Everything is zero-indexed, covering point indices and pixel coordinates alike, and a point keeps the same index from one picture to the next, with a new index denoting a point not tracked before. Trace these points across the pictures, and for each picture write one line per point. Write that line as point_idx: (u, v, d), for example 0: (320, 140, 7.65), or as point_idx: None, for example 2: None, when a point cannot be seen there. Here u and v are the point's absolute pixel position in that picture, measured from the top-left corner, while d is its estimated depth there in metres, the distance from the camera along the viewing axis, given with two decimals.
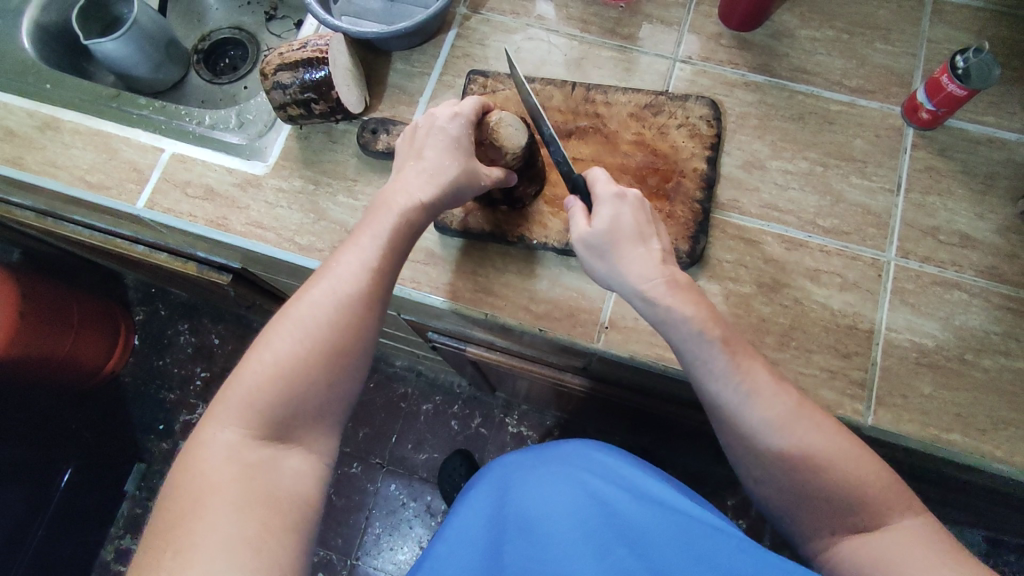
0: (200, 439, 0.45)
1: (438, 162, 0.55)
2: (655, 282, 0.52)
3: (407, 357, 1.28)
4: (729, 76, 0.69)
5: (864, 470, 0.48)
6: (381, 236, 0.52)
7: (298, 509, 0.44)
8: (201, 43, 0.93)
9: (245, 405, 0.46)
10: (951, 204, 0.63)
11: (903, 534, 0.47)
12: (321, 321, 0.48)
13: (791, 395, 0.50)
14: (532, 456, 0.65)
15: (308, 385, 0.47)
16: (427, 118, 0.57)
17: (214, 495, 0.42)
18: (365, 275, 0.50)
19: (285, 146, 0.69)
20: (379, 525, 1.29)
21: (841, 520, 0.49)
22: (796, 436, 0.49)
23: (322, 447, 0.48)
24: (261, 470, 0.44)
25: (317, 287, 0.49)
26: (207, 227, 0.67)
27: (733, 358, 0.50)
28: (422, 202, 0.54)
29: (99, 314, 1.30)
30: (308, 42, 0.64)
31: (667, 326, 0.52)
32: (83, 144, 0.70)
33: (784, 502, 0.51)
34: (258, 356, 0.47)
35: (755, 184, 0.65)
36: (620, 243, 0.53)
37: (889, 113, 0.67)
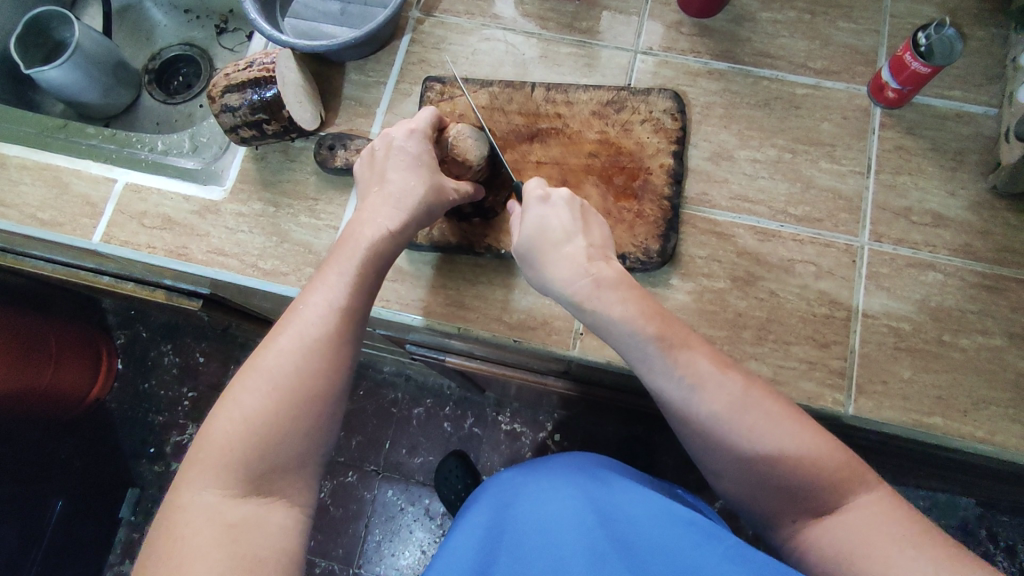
0: (176, 503, 0.43)
1: (401, 185, 0.54)
2: (580, 282, 0.53)
3: (394, 363, 1.27)
4: (691, 65, 0.68)
5: (820, 454, 0.47)
6: (349, 272, 0.51)
7: (283, 567, 0.42)
8: (152, 62, 0.90)
9: (221, 463, 0.44)
10: (922, 183, 0.62)
11: (863, 514, 0.46)
12: (290, 368, 0.47)
13: (737, 382, 0.50)
14: (528, 475, 0.66)
15: (283, 436, 0.45)
16: (383, 140, 0.56)
17: (195, 561, 0.40)
18: (333, 316, 0.49)
19: (241, 168, 0.67)
20: (379, 533, 1.29)
21: (801, 505, 0.48)
22: (745, 428, 0.48)
23: (304, 499, 0.47)
24: (243, 529, 0.42)
25: (284, 334, 0.48)
26: (168, 258, 0.65)
27: (670, 352, 0.50)
28: (390, 230, 0.53)
29: (78, 343, 1.27)
30: (254, 60, 0.61)
31: (603, 325, 0.53)
32: (32, 179, 0.67)
33: (745, 493, 0.50)
34: (226, 413, 0.45)
35: (723, 175, 0.64)
36: (545, 246, 0.54)
37: (855, 93, 0.65)
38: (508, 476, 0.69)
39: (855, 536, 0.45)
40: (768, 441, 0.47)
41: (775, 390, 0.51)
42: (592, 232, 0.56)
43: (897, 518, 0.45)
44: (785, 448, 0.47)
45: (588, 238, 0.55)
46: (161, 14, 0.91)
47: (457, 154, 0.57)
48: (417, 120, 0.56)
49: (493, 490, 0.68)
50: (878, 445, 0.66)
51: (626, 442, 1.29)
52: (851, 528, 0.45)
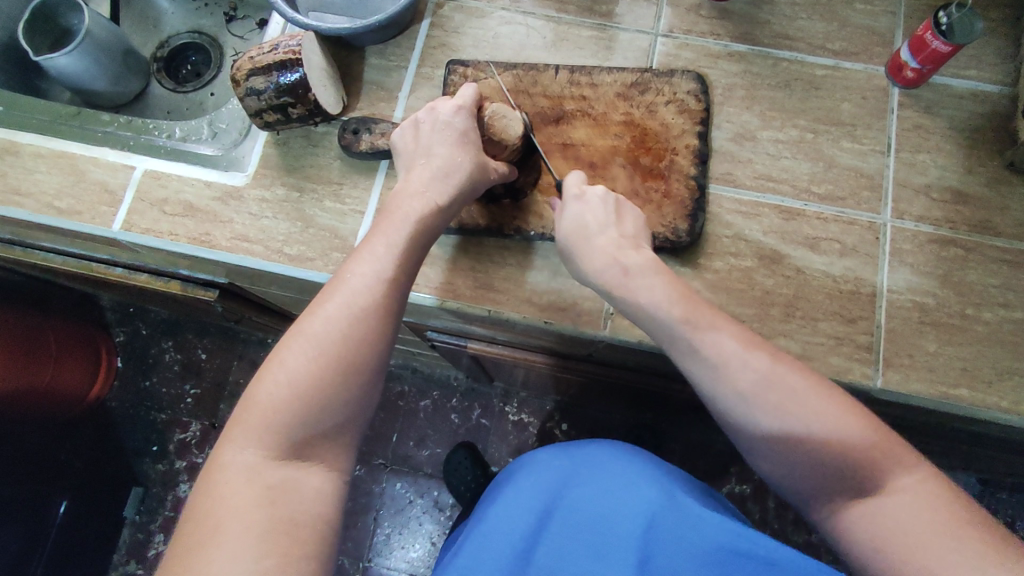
0: (218, 462, 0.44)
1: (448, 160, 0.54)
2: (610, 270, 0.54)
3: (401, 355, 1.26)
4: (712, 47, 0.68)
5: (852, 434, 0.48)
6: (394, 242, 0.51)
7: (320, 534, 0.43)
8: (159, 50, 0.88)
9: (263, 426, 0.44)
10: (941, 161, 0.63)
11: (906, 495, 0.46)
12: (337, 335, 0.46)
13: (764, 360, 0.50)
14: (564, 457, 0.65)
15: (325, 402, 0.45)
16: (429, 113, 0.56)
17: (235, 522, 0.41)
18: (378, 286, 0.49)
19: (263, 154, 0.66)
20: (388, 525, 1.28)
21: (840, 486, 0.49)
22: (771, 406, 0.49)
23: (342, 464, 0.47)
24: (282, 493, 0.43)
25: (330, 301, 0.48)
26: (191, 245, 0.64)
27: (697, 334, 0.51)
28: (437, 205, 0.53)
29: (78, 340, 1.25)
30: (280, 43, 0.61)
31: (639, 312, 0.54)
32: (48, 167, 0.66)
33: (786, 477, 0.51)
34: (272, 375, 0.45)
35: (747, 155, 0.64)
36: (580, 241, 0.56)
37: (874, 74, 0.66)
38: (541, 453, 0.68)
39: (900, 522, 0.46)
40: (802, 418, 0.48)
41: (805, 366, 0.51)
42: (624, 222, 0.57)
43: (939, 502, 0.46)
44: (812, 426, 0.48)
45: (618, 227, 0.56)
46: (167, 1, 0.89)
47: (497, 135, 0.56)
48: (464, 96, 0.56)
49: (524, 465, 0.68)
50: (897, 420, 0.67)
51: (635, 429, 1.30)
52: (891, 513, 0.46)
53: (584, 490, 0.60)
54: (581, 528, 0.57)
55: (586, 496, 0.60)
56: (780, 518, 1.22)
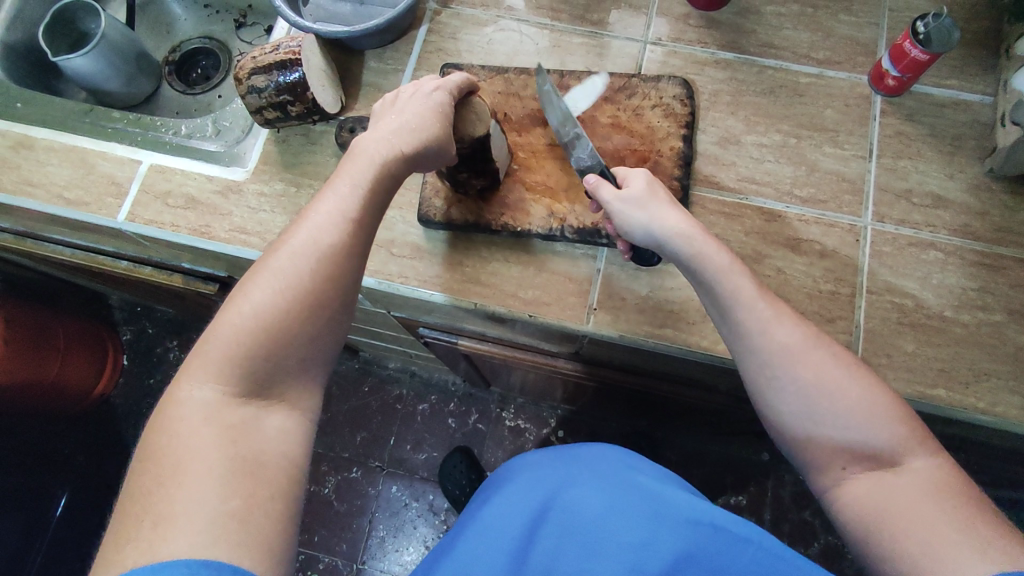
0: (174, 398, 0.44)
1: (418, 117, 0.52)
2: (683, 225, 0.54)
3: (399, 357, 1.28)
4: (699, 55, 0.70)
5: (883, 405, 0.49)
6: (361, 182, 0.51)
7: (285, 471, 0.44)
8: (172, 54, 0.92)
9: (224, 362, 0.45)
10: (921, 167, 0.65)
11: (920, 475, 0.47)
12: (303, 271, 0.47)
13: (804, 326, 0.51)
14: (561, 461, 0.67)
15: (288, 337, 0.46)
16: (412, 87, 0.56)
17: (194, 459, 0.41)
18: (344, 226, 0.49)
19: (263, 150, 0.69)
20: (383, 528, 1.29)
21: (862, 454, 0.48)
22: (814, 366, 0.49)
23: (305, 405, 0.48)
24: (242, 430, 0.43)
25: (295, 236, 0.48)
26: (191, 236, 0.67)
27: (759, 289, 0.52)
28: (401, 152, 0.51)
29: (88, 337, 1.28)
30: (281, 44, 0.64)
31: (700, 265, 0.53)
32: (59, 161, 0.69)
33: (795, 439, 0.51)
34: (235, 309, 0.46)
35: (731, 159, 0.66)
36: (653, 199, 0.55)
37: (857, 82, 0.68)
38: (534, 456, 0.70)
39: (908, 499, 0.46)
40: (802, 372, 0.49)
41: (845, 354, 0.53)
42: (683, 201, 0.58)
43: (950, 490, 0.46)
44: (825, 379, 0.49)
45: (683, 204, 0.57)
46: (181, 8, 0.93)
47: (462, 123, 0.56)
48: (448, 80, 0.56)
49: (516, 468, 0.70)
50: None
51: (630, 437, 1.30)
52: (906, 488, 0.46)
53: (577, 486, 0.61)
54: (577, 523, 0.58)
55: (580, 491, 0.60)
56: (774, 530, 1.22)
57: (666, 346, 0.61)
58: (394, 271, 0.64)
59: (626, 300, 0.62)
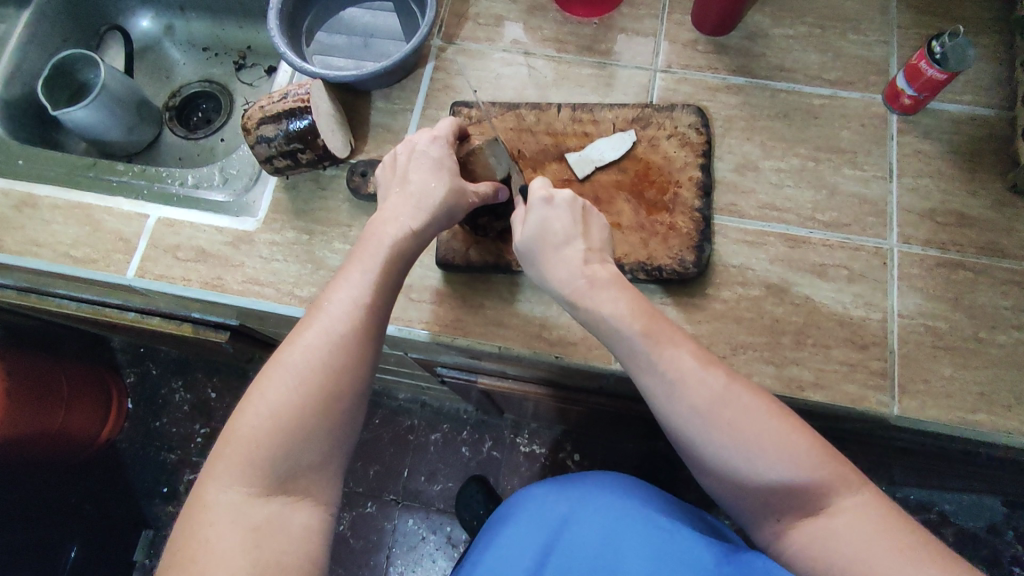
0: (203, 500, 0.43)
1: (423, 186, 0.52)
2: (572, 281, 0.52)
3: (410, 389, 1.26)
4: (710, 81, 0.69)
5: (804, 455, 0.46)
6: (372, 267, 0.49)
7: (304, 573, 0.42)
8: (172, 100, 0.91)
9: (246, 463, 0.43)
10: (944, 185, 0.64)
11: (852, 514, 0.45)
12: (318, 366, 0.45)
13: (721, 375, 0.48)
14: (559, 492, 0.63)
15: (308, 434, 0.44)
16: (407, 144, 0.55)
17: (218, 569, 0.40)
18: (358, 312, 0.47)
19: (273, 198, 0.67)
20: (400, 563, 1.26)
21: (789, 504, 0.46)
22: (727, 424, 0.47)
23: (328, 497, 0.46)
24: (267, 532, 0.42)
25: (309, 328, 0.46)
26: (203, 289, 0.65)
27: (655, 347, 0.49)
28: (412, 229, 0.51)
29: (93, 384, 1.25)
30: (289, 92, 0.62)
31: (595, 325, 0.52)
32: (64, 218, 0.68)
33: (730, 493, 0.49)
34: (253, 408, 0.44)
35: (750, 185, 0.65)
36: (539, 245, 0.54)
37: (872, 101, 0.67)
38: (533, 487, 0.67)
39: (844, 543, 0.44)
40: (721, 435, 0.47)
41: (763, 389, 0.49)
42: (591, 233, 0.55)
43: (886, 526, 0.44)
44: (744, 440, 0.46)
45: (584, 238, 0.54)
46: (179, 53, 0.92)
47: (479, 167, 0.55)
48: (440, 128, 0.55)
49: (520, 500, 0.66)
50: (915, 446, 0.66)
51: (647, 458, 1.28)
52: (838, 533, 0.45)
53: (580, 522, 0.59)
54: (579, 563, 0.56)
55: (584, 529, 0.58)
56: None
57: None
58: (413, 316, 0.63)
59: None
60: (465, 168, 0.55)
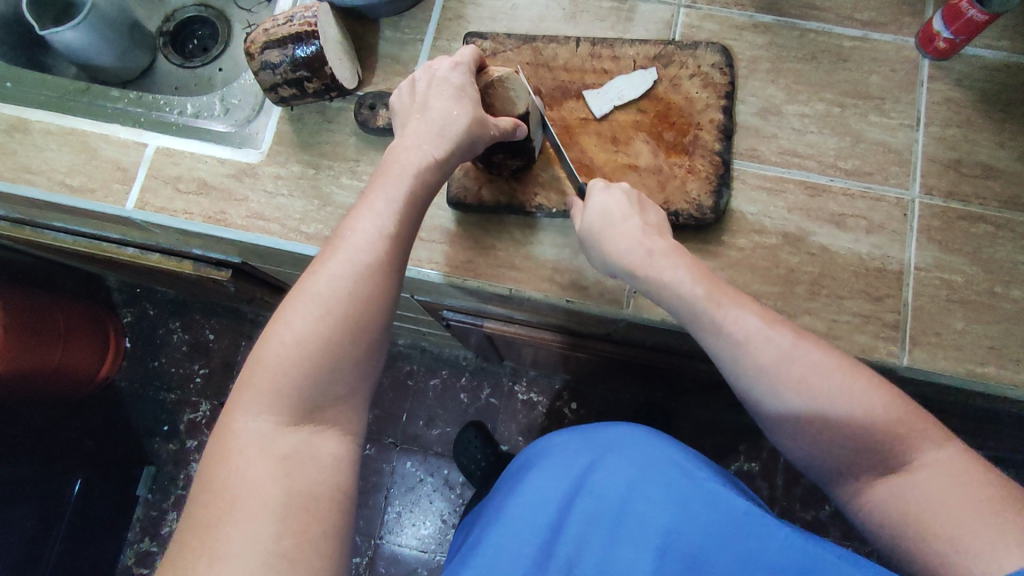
0: (228, 429, 0.42)
1: (445, 113, 0.50)
2: (634, 251, 0.52)
3: (410, 334, 1.26)
4: (736, 18, 0.66)
5: (877, 409, 0.46)
6: (396, 196, 0.48)
7: (338, 504, 0.42)
8: (166, 25, 0.87)
9: (274, 392, 0.42)
10: (972, 135, 0.62)
11: (932, 470, 0.45)
12: (344, 295, 0.44)
13: (786, 333, 0.48)
14: (584, 441, 0.61)
15: (335, 364, 0.43)
16: (426, 71, 0.52)
17: (251, 498, 0.39)
18: (382, 242, 0.46)
19: (277, 130, 0.65)
20: (399, 503, 1.29)
21: (866, 462, 0.47)
22: (795, 382, 0.47)
23: (354, 428, 0.45)
24: (296, 461, 0.41)
25: (333, 259, 0.45)
26: (206, 224, 0.63)
27: (719, 309, 0.49)
28: (435, 158, 0.49)
29: (88, 321, 1.23)
30: (294, 15, 0.58)
31: (659, 293, 0.52)
32: (58, 145, 0.65)
33: (806, 455, 0.49)
34: (278, 337, 0.43)
35: (772, 131, 0.63)
36: (602, 226, 0.53)
37: (903, 45, 0.64)
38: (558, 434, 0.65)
39: (926, 501, 0.44)
40: (791, 394, 0.47)
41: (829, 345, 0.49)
42: (647, 214, 0.54)
43: (969, 475, 0.44)
44: (824, 402, 0.46)
45: (642, 217, 0.54)
46: None
47: (498, 100, 0.53)
48: (462, 55, 0.53)
49: (542, 449, 0.64)
50: (917, 398, 0.67)
51: (644, 408, 1.29)
52: (923, 489, 0.44)
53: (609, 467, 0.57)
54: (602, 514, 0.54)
55: (607, 476, 0.56)
56: (787, 495, 1.22)
57: None
58: (422, 256, 0.61)
59: None
60: (484, 99, 0.53)
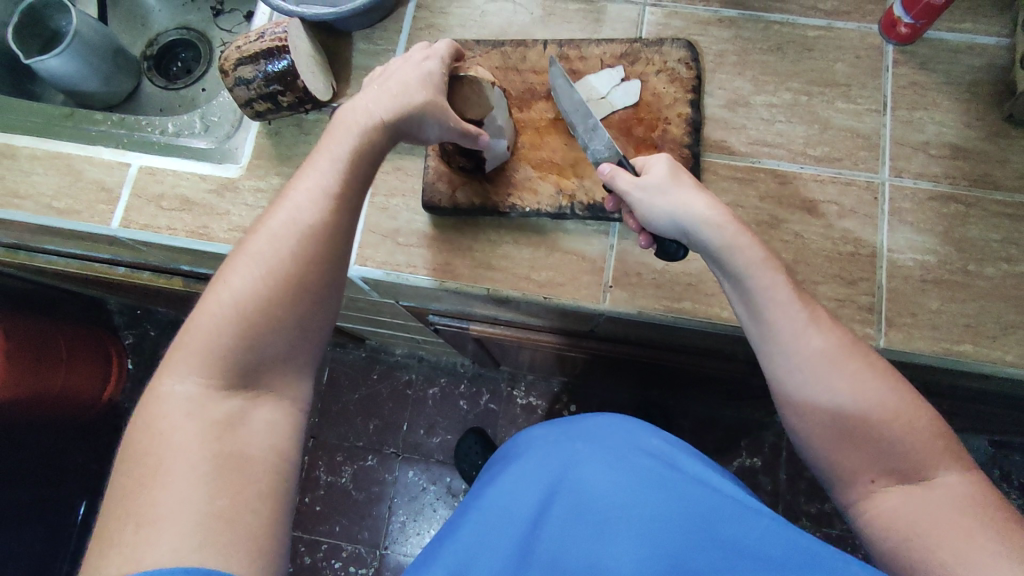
0: (158, 391, 0.43)
1: (403, 87, 0.50)
2: (717, 212, 0.50)
3: (406, 343, 1.27)
4: (701, 14, 0.67)
5: (917, 420, 0.47)
6: (339, 158, 0.48)
7: (273, 470, 0.42)
8: (149, 49, 0.89)
9: (206, 352, 0.43)
10: (938, 117, 0.63)
11: (948, 490, 0.46)
12: (282, 254, 0.45)
13: (844, 332, 0.49)
14: (561, 433, 0.62)
15: (272, 324, 0.44)
16: (401, 55, 0.54)
17: (179, 460, 0.40)
18: (325, 203, 0.47)
19: (256, 144, 0.66)
20: (402, 513, 1.29)
21: (890, 467, 0.47)
22: (853, 370, 0.47)
23: (292, 394, 0.46)
24: (228, 427, 0.42)
25: (275, 218, 0.46)
26: (189, 239, 0.64)
27: (795, 289, 0.49)
28: (381, 121, 0.50)
29: (91, 345, 1.23)
30: (265, 31, 0.61)
31: (730, 259, 0.49)
32: (44, 169, 0.67)
33: (829, 447, 0.49)
34: (217, 294, 0.44)
35: (741, 122, 0.64)
36: (674, 184, 0.51)
37: (868, 32, 0.65)
38: (537, 430, 0.65)
39: (932, 515, 0.45)
40: (843, 379, 0.47)
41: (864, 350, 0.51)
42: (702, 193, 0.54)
43: (984, 505, 0.45)
44: (879, 396, 0.47)
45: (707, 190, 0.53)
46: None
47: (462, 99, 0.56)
48: (439, 46, 0.54)
49: (521, 445, 0.65)
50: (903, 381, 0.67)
51: (643, 407, 1.30)
52: (933, 504, 0.45)
53: (586, 461, 0.57)
54: (585, 506, 0.54)
55: (584, 467, 0.56)
56: (791, 489, 1.22)
57: (686, 321, 0.59)
58: (401, 260, 0.63)
59: (641, 275, 0.60)
60: (451, 91, 0.56)
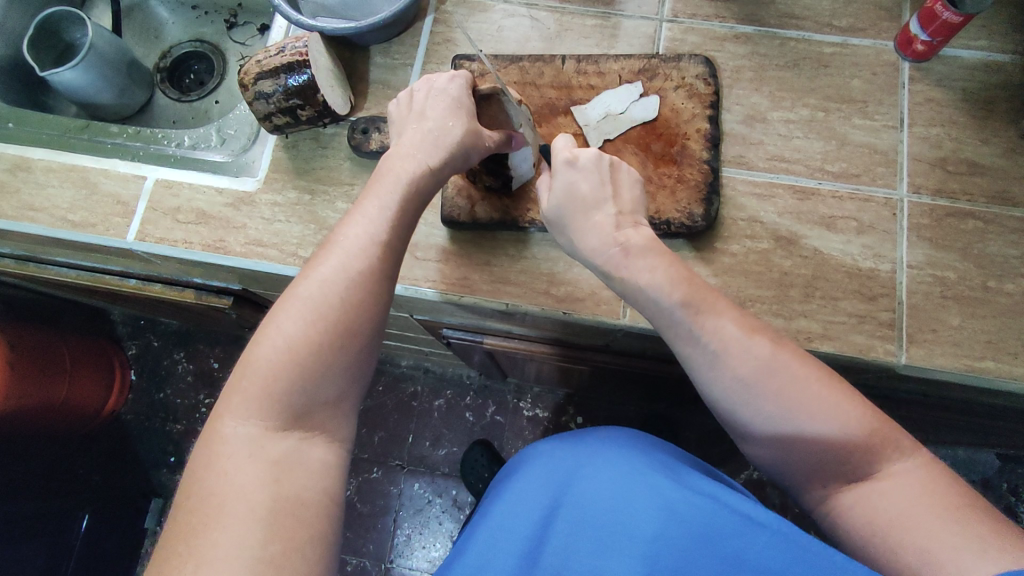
0: (217, 432, 0.43)
1: (440, 124, 0.51)
2: (609, 249, 0.51)
3: (413, 355, 1.27)
4: (718, 30, 0.68)
5: (857, 423, 0.46)
6: (390, 205, 0.49)
7: (325, 511, 0.42)
8: (162, 60, 0.89)
9: (265, 396, 0.43)
10: (955, 133, 0.63)
11: (901, 481, 0.45)
12: (333, 297, 0.45)
13: (767, 344, 0.48)
14: (571, 450, 0.61)
15: (327, 370, 0.44)
16: (424, 83, 0.54)
17: (239, 502, 0.39)
18: (375, 248, 0.47)
19: (273, 157, 0.66)
20: (408, 526, 1.27)
21: (831, 471, 0.47)
22: (772, 393, 0.46)
23: (343, 434, 0.46)
24: (285, 468, 0.42)
25: (325, 263, 0.46)
26: (205, 252, 0.64)
27: (698, 318, 0.48)
28: (429, 166, 0.50)
29: (93, 357, 1.23)
30: (286, 45, 0.60)
31: (633, 297, 0.51)
32: (60, 181, 0.66)
33: (775, 459, 0.49)
34: (269, 339, 0.44)
35: (759, 137, 0.64)
36: (571, 212, 0.52)
37: (883, 49, 0.66)
38: (545, 446, 0.65)
39: (893, 508, 0.44)
40: (768, 403, 0.47)
41: (809, 355, 0.49)
42: (619, 194, 0.53)
43: (934, 492, 0.44)
44: (800, 421, 0.46)
45: (616, 203, 0.52)
46: (167, 12, 0.90)
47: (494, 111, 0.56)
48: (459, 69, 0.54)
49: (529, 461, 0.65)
50: (921, 397, 0.67)
51: (651, 420, 1.29)
52: (890, 499, 0.45)
53: (591, 474, 0.55)
54: (586, 520, 0.51)
55: (590, 478, 0.55)
56: None
57: None
58: (419, 275, 0.62)
59: None
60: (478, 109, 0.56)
